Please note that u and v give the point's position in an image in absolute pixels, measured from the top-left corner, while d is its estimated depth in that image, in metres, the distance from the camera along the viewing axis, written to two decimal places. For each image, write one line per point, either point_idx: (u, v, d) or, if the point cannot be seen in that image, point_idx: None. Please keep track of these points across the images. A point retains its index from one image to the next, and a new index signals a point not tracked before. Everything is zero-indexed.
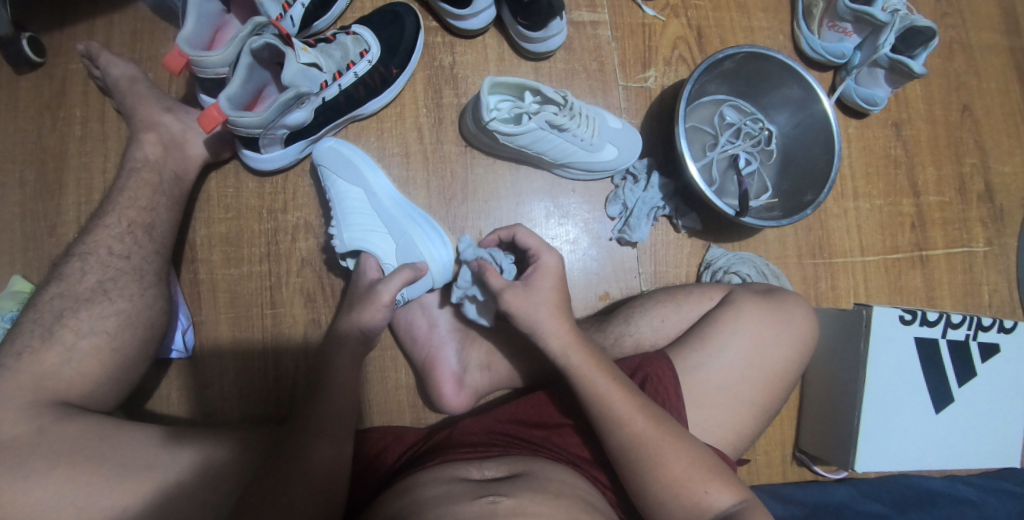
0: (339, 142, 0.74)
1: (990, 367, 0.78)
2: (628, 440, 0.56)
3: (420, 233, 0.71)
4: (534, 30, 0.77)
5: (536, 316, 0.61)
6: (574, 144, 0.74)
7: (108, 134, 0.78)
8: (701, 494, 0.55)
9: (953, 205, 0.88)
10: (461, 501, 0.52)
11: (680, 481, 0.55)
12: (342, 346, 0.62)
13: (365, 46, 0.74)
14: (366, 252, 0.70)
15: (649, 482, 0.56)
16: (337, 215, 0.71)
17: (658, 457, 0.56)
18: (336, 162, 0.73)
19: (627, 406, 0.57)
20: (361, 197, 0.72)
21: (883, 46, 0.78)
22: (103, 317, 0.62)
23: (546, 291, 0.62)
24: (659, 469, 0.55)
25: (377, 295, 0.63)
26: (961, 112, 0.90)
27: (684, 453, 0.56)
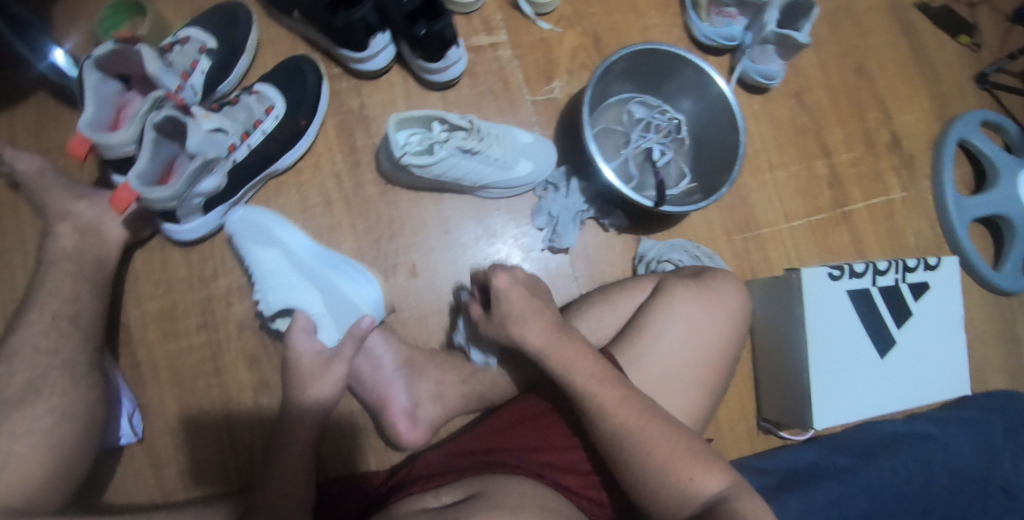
0: (249, 210, 0.77)
1: (924, 303, 0.82)
2: (609, 429, 0.56)
3: (342, 278, 0.73)
4: (433, 61, 0.79)
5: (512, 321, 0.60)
6: (489, 164, 0.76)
7: (25, 231, 0.78)
8: (688, 479, 0.53)
9: (865, 159, 0.92)
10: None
11: (666, 465, 0.54)
12: (295, 421, 0.61)
13: (269, 102, 0.75)
14: (295, 309, 0.67)
15: (638, 470, 0.54)
16: (258, 281, 0.70)
17: (643, 441, 0.55)
18: (250, 228, 0.75)
19: (612, 397, 0.56)
20: (279, 256, 0.72)
21: (768, 24, 0.83)
22: (37, 416, 0.61)
23: (513, 299, 0.60)
24: (648, 455, 0.54)
25: (330, 368, 0.63)
26: (856, 72, 0.95)
27: (665, 435, 0.56)
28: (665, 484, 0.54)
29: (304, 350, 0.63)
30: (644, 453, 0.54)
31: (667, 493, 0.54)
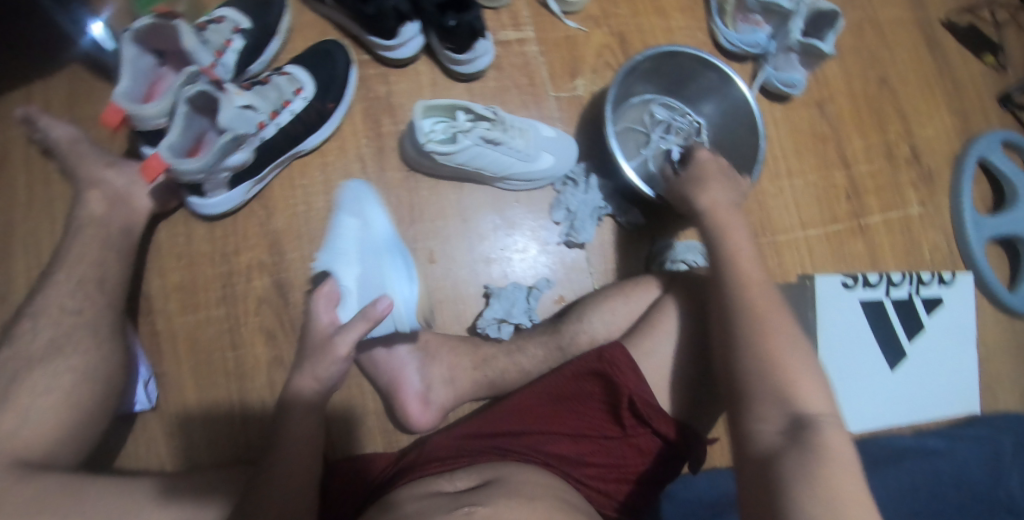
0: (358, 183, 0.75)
1: (937, 318, 0.82)
2: (732, 307, 0.57)
3: (392, 268, 0.70)
4: (461, 52, 0.80)
5: (706, 177, 0.67)
6: (512, 156, 0.77)
7: (54, 197, 0.80)
8: (790, 384, 0.51)
9: (884, 171, 0.93)
10: (435, 514, 0.53)
11: (775, 359, 0.52)
12: (294, 405, 0.58)
13: (299, 84, 0.77)
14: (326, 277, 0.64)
15: (746, 359, 0.53)
16: (331, 242, 0.68)
17: (760, 335, 0.54)
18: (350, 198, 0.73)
19: (752, 278, 0.58)
20: (360, 228, 0.70)
21: (794, 32, 0.85)
22: (59, 374, 0.63)
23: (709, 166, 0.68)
24: (761, 340, 0.53)
25: (332, 346, 0.57)
26: (878, 85, 0.95)
27: (784, 338, 0.54)
28: (771, 380, 0.51)
29: (321, 316, 0.60)
30: (758, 336, 0.53)
31: (767, 386, 0.51)
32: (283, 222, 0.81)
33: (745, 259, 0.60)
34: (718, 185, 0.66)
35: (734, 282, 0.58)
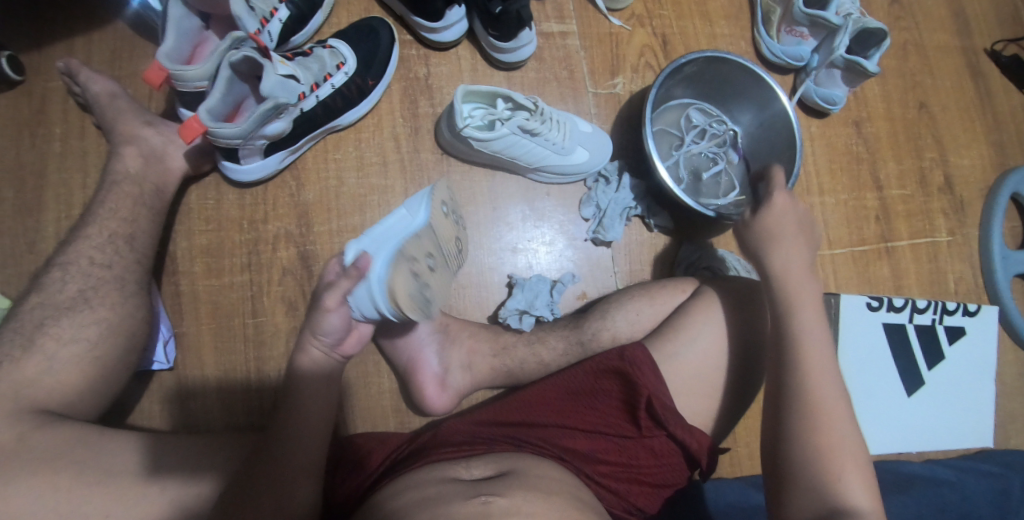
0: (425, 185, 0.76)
1: (958, 348, 0.82)
2: (793, 389, 0.59)
3: (387, 230, 0.54)
4: (505, 40, 0.79)
5: (779, 234, 0.65)
6: (547, 148, 0.77)
7: (88, 150, 0.80)
8: (838, 479, 0.54)
9: (915, 197, 0.92)
10: (455, 501, 0.53)
11: (826, 454, 0.55)
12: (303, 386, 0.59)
13: (342, 59, 0.76)
14: None
15: (796, 449, 0.56)
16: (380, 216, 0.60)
17: (818, 422, 0.56)
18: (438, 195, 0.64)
19: (817, 357, 0.59)
20: (403, 223, 0.55)
21: (839, 48, 0.82)
22: (85, 325, 0.63)
23: (785, 218, 0.65)
24: (815, 432, 0.56)
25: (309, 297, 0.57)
26: (918, 109, 0.95)
27: (840, 428, 0.57)
28: (818, 475, 0.55)
29: None
30: (807, 425, 0.57)
31: (810, 477, 0.55)
32: (313, 195, 0.81)
33: (814, 327, 0.61)
34: (790, 248, 0.64)
35: (799, 363, 0.59)
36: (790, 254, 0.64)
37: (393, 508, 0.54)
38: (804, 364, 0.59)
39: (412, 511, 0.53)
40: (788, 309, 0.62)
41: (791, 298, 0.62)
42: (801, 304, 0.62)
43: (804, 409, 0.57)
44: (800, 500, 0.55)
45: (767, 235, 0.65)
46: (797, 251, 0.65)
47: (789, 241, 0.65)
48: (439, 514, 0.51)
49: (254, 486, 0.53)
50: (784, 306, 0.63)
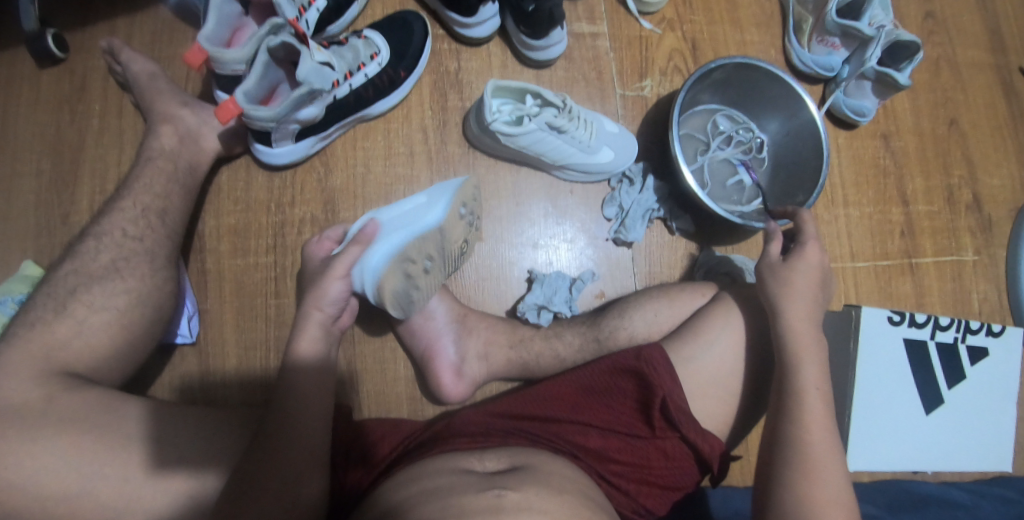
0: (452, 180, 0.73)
1: (979, 369, 0.79)
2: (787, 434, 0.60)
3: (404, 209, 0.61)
4: (536, 38, 0.80)
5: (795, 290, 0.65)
6: (573, 146, 0.77)
7: (125, 128, 0.82)
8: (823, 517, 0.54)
9: (942, 214, 0.91)
10: (467, 493, 0.54)
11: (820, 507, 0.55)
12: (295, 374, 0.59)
13: (375, 49, 0.78)
14: None
15: (784, 492, 0.57)
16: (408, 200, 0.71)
17: (815, 482, 0.57)
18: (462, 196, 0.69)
19: (818, 416, 0.60)
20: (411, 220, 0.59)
21: (870, 60, 0.82)
22: (115, 294, 0.64)
23: (804, 273, 0.66)
24: (809, 488, 0.57)
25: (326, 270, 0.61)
26: (948, 126, 0.94)
27: (832, 484, 0.57)
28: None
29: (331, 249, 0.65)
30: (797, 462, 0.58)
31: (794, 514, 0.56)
32: (340, 181, 0.82)
33: (817, 396, 0.61)
34: (805, 304, 0.65)
35: (798, 422, 0.60)
36: (800, 305, 0.65)
37: (405, 495, 0.55)
38: (802, 421, 0.60)
39: (424, 500, 0.53)
40: (794, 365, 0.62)
41: (798, 349, 0.63)
42: (806, 357, 0.63)
43: (801, 466, 0.58)
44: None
45: (784, 285, 0.66)
46: (808, 305, 0.65)
47: (802, 289, 0.66)
48: (450, 506, 0.52)
49: (262, 461, 0.52)
50: (793, 358, 0.63)
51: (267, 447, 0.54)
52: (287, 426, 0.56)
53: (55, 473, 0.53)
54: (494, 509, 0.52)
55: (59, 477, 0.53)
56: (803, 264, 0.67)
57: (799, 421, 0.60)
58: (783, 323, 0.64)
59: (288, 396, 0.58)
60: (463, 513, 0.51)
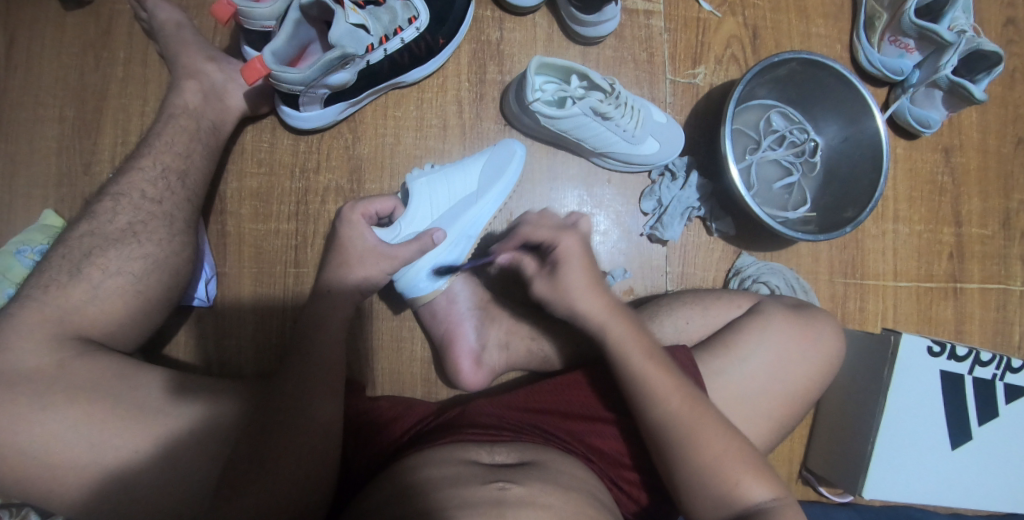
0: (494, 150, 0.75)
1: (1013, 409, 0.75)
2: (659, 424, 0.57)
3: (464, 208, 0.71)
4: (588, 13, 0.74)
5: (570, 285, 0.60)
6: (616, 134, 0.73)
7: (149, 78, 0.81)
8: (735, 482, 0.55)
9: (995, 239, 0.86)
10: (470, 485, 0.52)
11: (714, 463, 0.56)
12: (333, 309, 0.63)
13: (414, 12, 0.71)
14: (410, 181, 0.70)
15: (685, 469, 0.56)
16: (440, 172, 0.72)
17: (693, 437, 0.56)
18: (500, 155, 0.75)
19: (665, 388, 0.57)
20: (472, 218, 0.72)
21: (945, 67, 0.76)
22: (132, 258, 0.62)
23: (575, 274, 0.59)
24: (693, 453, 0.56)
25: (362, 248, 0.64)
26: (1015, 145, 0.87)
27: (718, 438, 0.56)
28: (706, 480, 0.56)
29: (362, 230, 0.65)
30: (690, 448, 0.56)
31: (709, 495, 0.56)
32: (368, 150, 0.78)
33: (655, 368, 0.58)
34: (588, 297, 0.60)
35: (645, 393, 0.58)
36: (596, 307, 0.60)
37: (407, 483, 0.53)
38: (651, 393, 0.57)
39: (429, 489, 0.52)
40: (617, 354, 0.59)
41: (617, 341, 0.60)
42: (630, 344, 0.59)
43: (678, 434, 0.56)
44: (694, 499, 0.56)
45: (560, 292, 0.60)
46: (602, 303, 0.60)
47: (585, 291, 0.60)
48: (452, 497, 0.51)
49: (277, 416, 0.55)
50: (615, 346, 0.59)
51: (279, 420, 0.55)
52: (304, 374, 0.58)
53: (67, 439, 0.53)
54: (497, 502, 0.50)
55: (71, 443, 0.53)
56: (563, 268, 0.59)
57: (643, 398, 0.57)
58: (588, 322, 0.61)
59: (301, 355, 0.60)
60: (463, 504, 0.50)
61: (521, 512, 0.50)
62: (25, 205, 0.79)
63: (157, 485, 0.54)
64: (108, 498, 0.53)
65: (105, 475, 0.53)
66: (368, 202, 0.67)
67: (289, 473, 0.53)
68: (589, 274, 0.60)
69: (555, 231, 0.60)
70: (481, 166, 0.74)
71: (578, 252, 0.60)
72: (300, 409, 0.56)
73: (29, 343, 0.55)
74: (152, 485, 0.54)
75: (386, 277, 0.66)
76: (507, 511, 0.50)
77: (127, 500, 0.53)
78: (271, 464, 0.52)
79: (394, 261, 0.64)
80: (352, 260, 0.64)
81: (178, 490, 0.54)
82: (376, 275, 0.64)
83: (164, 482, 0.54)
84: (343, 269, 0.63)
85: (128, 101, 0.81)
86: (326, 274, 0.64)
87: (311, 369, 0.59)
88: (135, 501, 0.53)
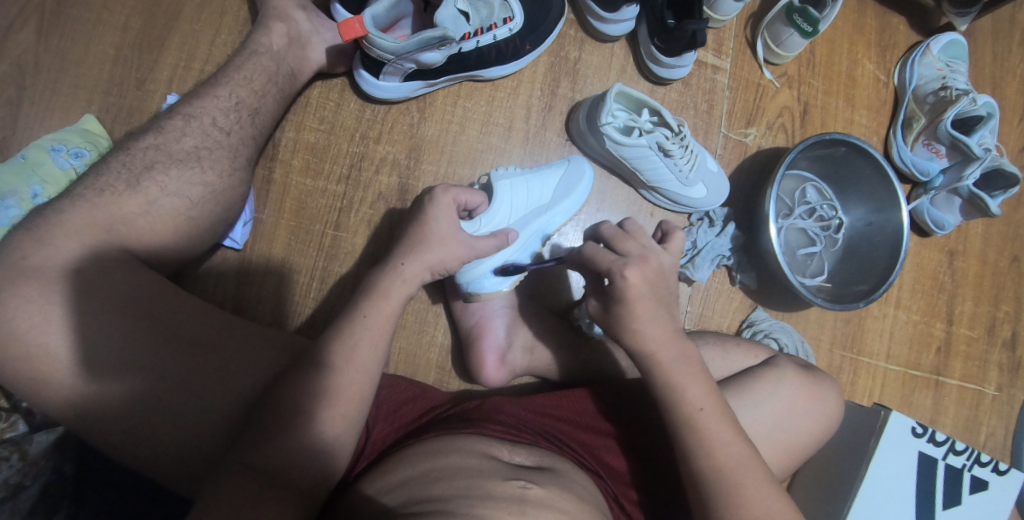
0: (572, 166, 0.77)
1: (975, 500, 0.80)
2: (709, 476, 0.55)
3: (535, 216, 0.73)
4: (668, 55, 0.79)
5: (638, 313, 0.58)
6: (673, 173, 0.76)
7: (226, 11, 0.81)
8: None
9: (979, 342, 0.93)
10: (492, 479, 0.51)
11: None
12: (379, 278, 0.61)
13: (510, 14, 0.74)
14: (497, 178, 0.70)
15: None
16: (522, 174, 0.73)
17: (740, 493, 0.55)
18: (572, 173, 0.77)
19: (719, 434, 0.56)
20: (538, 227, 0.74)
21: (968, 178, 0.83)
22: (193, 182, 0.61)
23: (643, 308, 0.58)
24: (739, 506, 0.54)
25: (428, 228, 0.63)
26: (1010, 261, 0.95)
27: (758, 489, 0.55)
28: None
29: (443, 214, 0.64)
30: (735, 502, 0.54)
31: None
32: (431, 132, 0.80)
33: (711, 414, 0.57)
34: (656, 324, 0.59)
35: (696, 440, 0.56)
36: (666, 348, 0.59)
37: (424, 468, 0.52)
38: (704, 437, 0.56)
39: (451, 476, 0.51)
40: (669, 393, 0.58)
41: (671, 381, 0.58)
42: (687, 379, 0.58)
43: (724, 483, 0.55)
44: None
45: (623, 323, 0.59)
46: (673, 350, 0.59)
47: (654, 328, 0.59)
48: (474, 487, 0.50)
49: (308, 373, 0.55)
50: (667, 387, 0.58)
51: (313, 374, 0.55)
52: (342, 335, 0.57)
53: (95, 348, 0.51)
54: (517, 500, 0.50)
55: (99, 353, 0.51)
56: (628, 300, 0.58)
57: (693, 444, 0.56)
58: (651, 363, 0.59)
59: (341, 316, 0.59)
60: (486, 496, 0.49)
61: (541, 513, 0.50)
62: (65, 104, 0.76)
63: (177, 413, 0.53)
64: (128, 419, 0.52)
65: (127, 394, 0.52)
66: (459, 191, 0.66)
67: (313, 431, 0.52)
68: (658, 305, 0.59)
69: (617, 261, 0.58)
70: (555, 177, 0.76)
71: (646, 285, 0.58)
72: (344, 367, 0.55)
73: (74, 242, 0.53)
74: (176, 411, 0.53)
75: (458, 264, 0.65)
76: (528, 510, 0.49)
77: (149, 422, 0.52)
78: (297, 419, 0.52)
79: (473, 252, 0.64)
80: (411, 237, 0.63)
81: (201, 423, 0.53)
82: (438, 256, 0.62)
83: (189, 411, 0.53)
84: (421, 247, 0.62)
85: (198, 29, 0.80)
86: (396, 247, 0.64)
87: (357, 337, 0.57)
88: (156, 424, 0.52)
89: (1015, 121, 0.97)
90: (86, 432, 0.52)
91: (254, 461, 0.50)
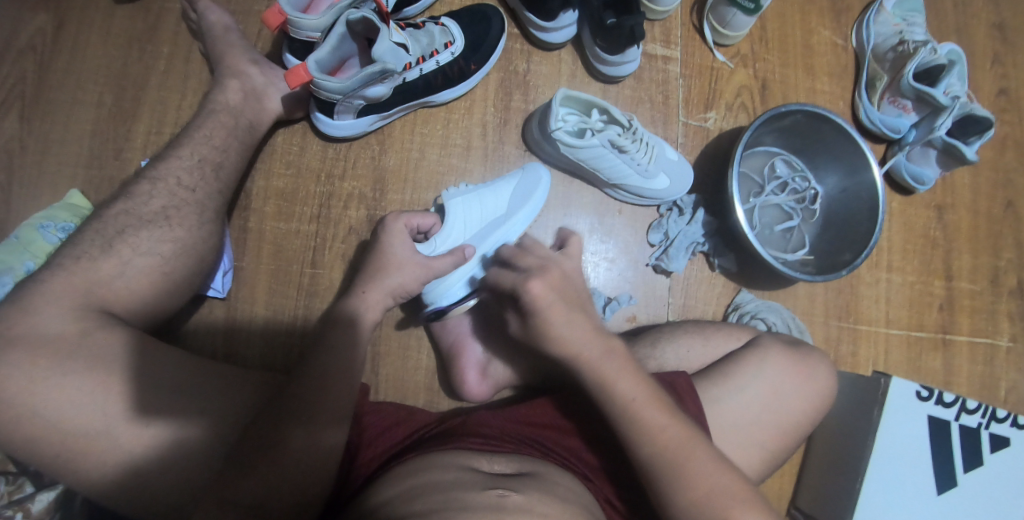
0: (527, 173, 0.79)
1: (998, 459, 0.77)
2: (646, 461, 0.55)
3: (492, 226, 0.74)
4: (611, 53, 0.80)
5: (550, 315, 0.59)
6: (630, 168, 0.77)
7: (189, 75, 0.85)
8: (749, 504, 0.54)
9: (984, 295, 0.90)
10: (470, 490, 0.52)
11: (705, 503, 0.53)
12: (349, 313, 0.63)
13: (450, 39, 0.78)
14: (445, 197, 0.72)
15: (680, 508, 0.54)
16: (473, 190, 0.75)
17: (691, 475, 0.54)
18: (529, 182, 0.78)
19: (656, 421, 0.56)
20: (500, 236, 0.75)
21: (939, 129, 0.81)
22: (163, 240, 0.65)
23: (554, 317, 0.59)
24: (684, 487, 0.54)
25: (389, 257, 0.66)
26: (1004, 207, 0.92)
27: (707, 463, 0.55)
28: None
29: (395, 241, 0.67)
30: (682, 483, 0.54)
31: None
32: (394, 162, 0.82)
33: (648, 403, 0.57)
34: (569, 324, 0.59)
35: (634, 430, 0.56)
36: (588, 346, 0.59)
37: (404, 487, 0.53)
38: (639, 426, 0.56)
39: (429, 491, 0.51)
40: (604, 393, 0.58)
41: (603, 378, 0.59)
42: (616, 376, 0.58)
43: (666, 467, 0.55)
44: None
45: (533, 335, 0.61)
46: (596, 348, 0.60)
47: (570, 330, 0.59)
48: (452, 499, 0.50)
49: (283, 403, 0.56)
50: (600, 385, 0.58)
51: (288, 405, 0.56)
52: (316, 365, 0.59)
53: (75, 407, 0.54)
54: (495, 506, 0.50)
55: (81, 411, 0.54)
56: (535, 312, 0.59)
57: (630, 432, 0.56)
58: (579, 366, 0.60)
59: (316, 347, 0.61)
60: (463, 505, 0.49)
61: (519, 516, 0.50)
62: (53, 182, 0.81)
63: (161, 456, 0.55)
64: (114, 468, 0.54)
65: (113, 447, 0.54)
66: (411, 215, 0.69)
67: (297, 458, 0.53)
68: (568, 311, 0.60)
69: (520, 277, 0.60)
70: (511, 188, 0.77)
71: (549, 294, 0.59)
72: (320, 395, 0.57)
73: (53, 311, 0.57)
74: (160, 457, 0.55)
75: (419, 286, 0.68)
76: (505, 514, 0.49)
77: (133, 469, 0.54)
78: (279, 449, 0.53)
79: (430, 271, 0.66)
80: (374, 266, 0.66)
81: (184, 466, 0.55)
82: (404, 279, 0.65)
83: (172, 456, 0.55)
84: (380, 275, 0.65)
85: (166, 95, 0.85)
86: (361, 278, 0.66)
87: (327, 369, 0.59)
88: (140, 472, 0.55)
89: (987, 65, 0.95)
90: (79, 485, 0.55)
91: (233, 496, 0.50)
